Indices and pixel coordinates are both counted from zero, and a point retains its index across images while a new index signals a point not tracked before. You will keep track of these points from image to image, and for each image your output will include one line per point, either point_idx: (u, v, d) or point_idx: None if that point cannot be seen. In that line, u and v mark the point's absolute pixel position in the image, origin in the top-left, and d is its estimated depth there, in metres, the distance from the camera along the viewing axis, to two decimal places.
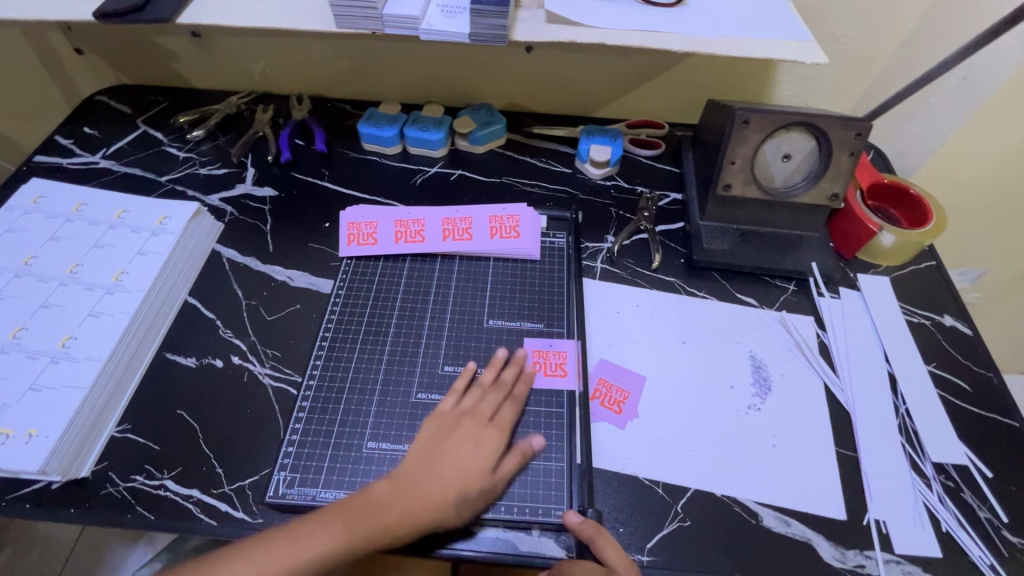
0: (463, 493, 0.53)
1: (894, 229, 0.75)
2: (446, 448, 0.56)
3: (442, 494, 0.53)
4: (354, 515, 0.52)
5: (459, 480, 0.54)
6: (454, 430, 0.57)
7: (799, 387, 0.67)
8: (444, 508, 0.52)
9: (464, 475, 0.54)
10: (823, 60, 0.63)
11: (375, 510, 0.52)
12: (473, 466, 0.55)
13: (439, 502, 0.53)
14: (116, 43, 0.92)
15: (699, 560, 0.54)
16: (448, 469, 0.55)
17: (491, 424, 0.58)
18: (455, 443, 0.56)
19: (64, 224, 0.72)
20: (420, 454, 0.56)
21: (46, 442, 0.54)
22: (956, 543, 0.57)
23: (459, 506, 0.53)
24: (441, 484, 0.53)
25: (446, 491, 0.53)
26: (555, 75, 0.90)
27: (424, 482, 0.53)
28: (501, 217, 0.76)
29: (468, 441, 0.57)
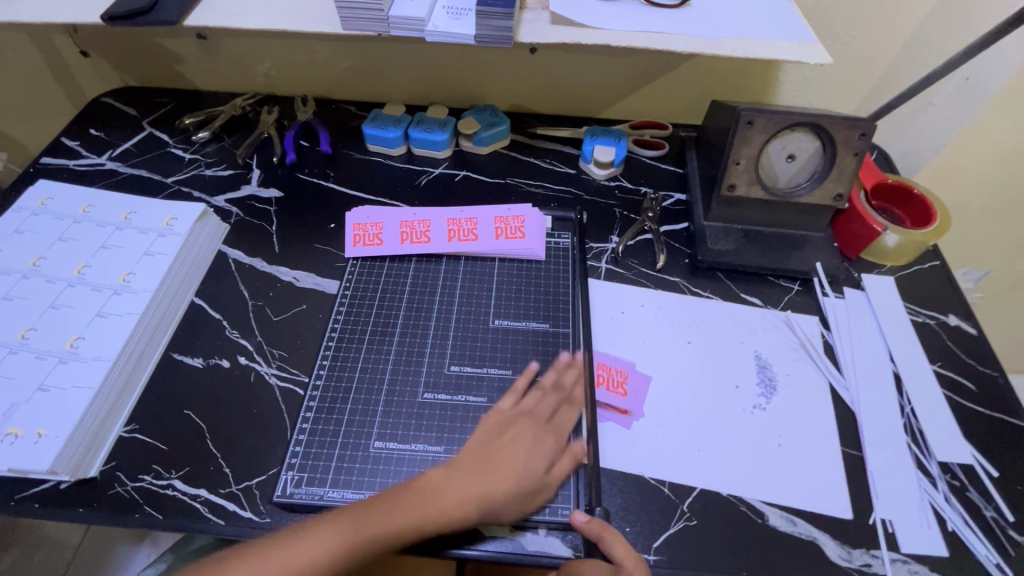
0: (521, 492, 0.54)
1: (899, 229, 0.75)
2: (505, 445, 0.57)
3: (499, 492, 0.54)
4: (412, 503, 0.52)
5: (517, 478, 0.55)
6: (516, 430, 0.58)
7: (804, 387, 0.67)
8: (499, 505, 0.54)
9: (524, 475, 0.55)
10: (827, 61, 0.63)
11: (432, 500, 0.52)
12: (533, 467, 0.56)
13: (495, 499, 0.54)
14: (122, 45, 0.92)
15: (706, 559, 0.55)
16: (509, 467, 0.55)
17: (548, 425, 0.59)
18: (517, 444, 0.57)
19: (70, 225, 0.72)
20: (479, 449, 0.56)
21: (55, 442, 0.54)
22: (962, 542, 0.57)
23: (513, 502, 0.54)
24: (499, 482, 0.54)
25: (505, 487, 0.54)
26: (560, 76, 0.91)
27: (482, 478, 0.54)
28: (506, 218, 0.76)
29: (529, 442, 0.57)
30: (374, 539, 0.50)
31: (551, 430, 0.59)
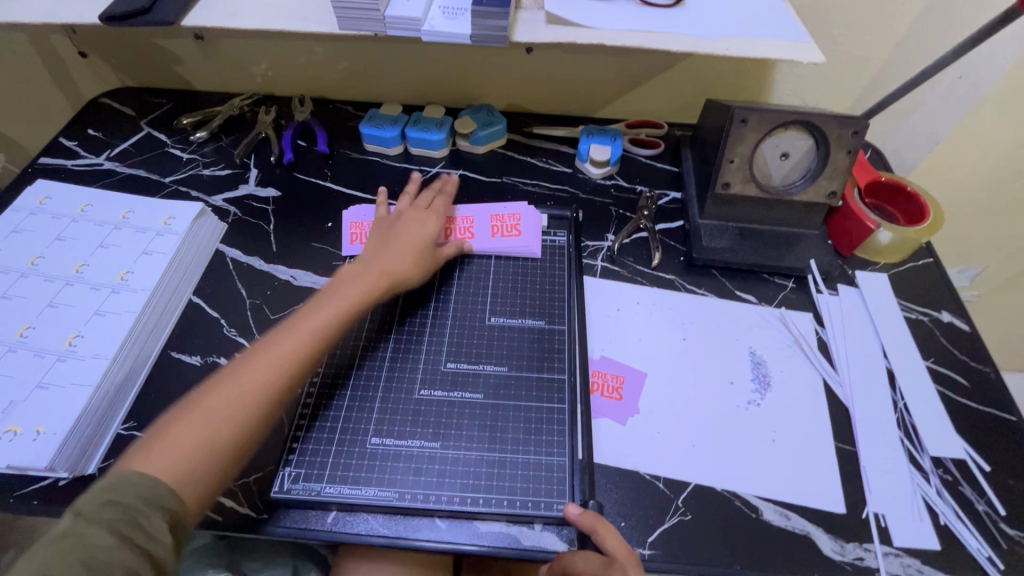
0: (422, 254, 0.68)
1: (892, 227, 0.76)
2: (396, 232, 0.69)
3: (405, 261, 0.66)
4: (334, 297, 0.61)
5: (415, 244, 0.68)
6: (396, 227, 0.70)
7: (798, 383, 0.67)
8: (410, 269, 0.67)
9: (418, 240, 0.69)
10: (819, 60, 0.63)
11: (354, 284, 0.63)
12: (422, 235, 0.69)
13: (404, 262, 0.66)
14: (120, 46, 0.93)
15: (700, 553, 0.55)
16: (403, 241, 0.68)
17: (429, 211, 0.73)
18: (402, 231, 0.69)
19: (69, 225, 0.72)
20: (380, 249, 0.67)
21: (54, 439, 0.55)
22: (954, 535, 0.58)
23: (419, 262, 0.68)
24: (402, 254, 0.67)
25: (407, 253, 0.67)
26: (556, 76, 0.91)
27: (387, 258, 0.66)
28: (501, 216, 0.77)
29: (411, 223, 0.70)
30: (312, 323, 0.58)
31: (428, 214, 0.72)
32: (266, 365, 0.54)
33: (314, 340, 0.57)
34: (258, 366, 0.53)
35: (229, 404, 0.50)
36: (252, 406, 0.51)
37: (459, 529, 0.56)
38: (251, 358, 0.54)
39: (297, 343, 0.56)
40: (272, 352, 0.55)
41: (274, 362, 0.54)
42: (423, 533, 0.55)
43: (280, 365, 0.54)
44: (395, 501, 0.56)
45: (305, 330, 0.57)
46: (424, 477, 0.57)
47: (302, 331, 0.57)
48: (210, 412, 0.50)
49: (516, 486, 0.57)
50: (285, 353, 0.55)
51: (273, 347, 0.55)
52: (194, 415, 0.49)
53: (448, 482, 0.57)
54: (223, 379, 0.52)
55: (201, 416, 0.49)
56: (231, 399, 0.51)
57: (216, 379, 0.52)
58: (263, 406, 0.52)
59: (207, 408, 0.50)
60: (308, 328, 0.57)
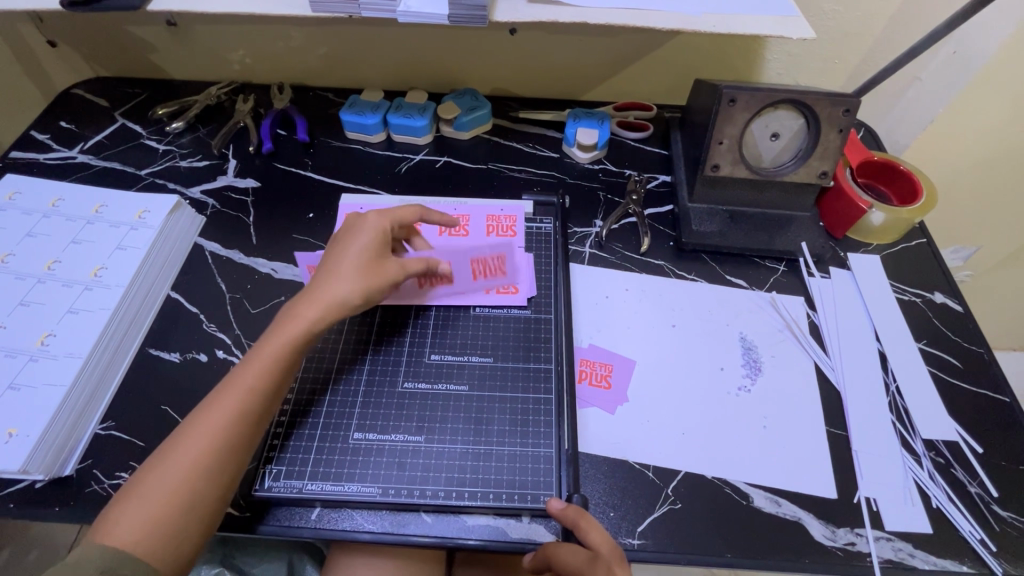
0: (359, 272, 0.58)
1: (885, 207, 0.74)
2: (338, 253, 0.60)
3: (346, 284, 0.57)
4: (262, 341, 0.55)
5: (358, 261, 0.59)
6: (341, 241, 0.62)
7: (788, 368, 0.66)
8: (353, 292, 0.57)
9: (360, 258, 0.59)
10: (809, 35, 0.62)
11: (286, 321, 0.55)
12: (366, 248, 0.59)
13: (344, 285, 0.57)
14: (91, 35, 0.90)
15: (690, 541, 0.54)
16: (346, 259, 0.59)
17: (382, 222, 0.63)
18: (345, 247, 0.60)
19: (40, 220, 0.71)
20: (320, 273, 0.59)
21: (26, 441, 0.53)
22: (946, 518, 0.57)
23: (367, 280, 0.58)
24: (342, 277, 0.57)
25: (347, 275, 0.58)
26: (541, 57, 0.89)
27: (325, 283, 0.57)
28: (485, 257, 0.70)
29: (356, 234, 0.61)
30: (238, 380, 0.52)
31: (371, 218, 0.62)
32: (200, 438, 0.49)
33: (250, 400, 0.52)
34: (191, 440, 0.49)
35: (170, 486, 0.47)
36: (192, 483, 0.48)
37: (446, 524, 0.55)
38: (186, 432, 0.50)
39: (230, 406, 0.51)
40: (203, 423, 0.50)
41: (207, 432, 0.50)
42: (411, 527, 0.55)
43: (213, 436, 0.50)
44: (380, 496, 0.55)
45: (238, 391, 0.52)
46: (409, 472, 0.56)
47: (235, 390, 0.52)
48: (151, 497, 0.47)
49: (501, 479, 0.56)
50: (210, 418, 0.50)
51: (206, 416, 0.51)
52: (137, 499, 0.47)
53: (433, 476, 0.56)
54: (161, 458, 0.49)
55: (145, 499, 0.47)
56: (170, 481, 0.48)
57: (156, 458, 0.49)
58: (202, 481, 0.48)
59: (149, 490, 0.47)
60: (240, 388, 0.52)
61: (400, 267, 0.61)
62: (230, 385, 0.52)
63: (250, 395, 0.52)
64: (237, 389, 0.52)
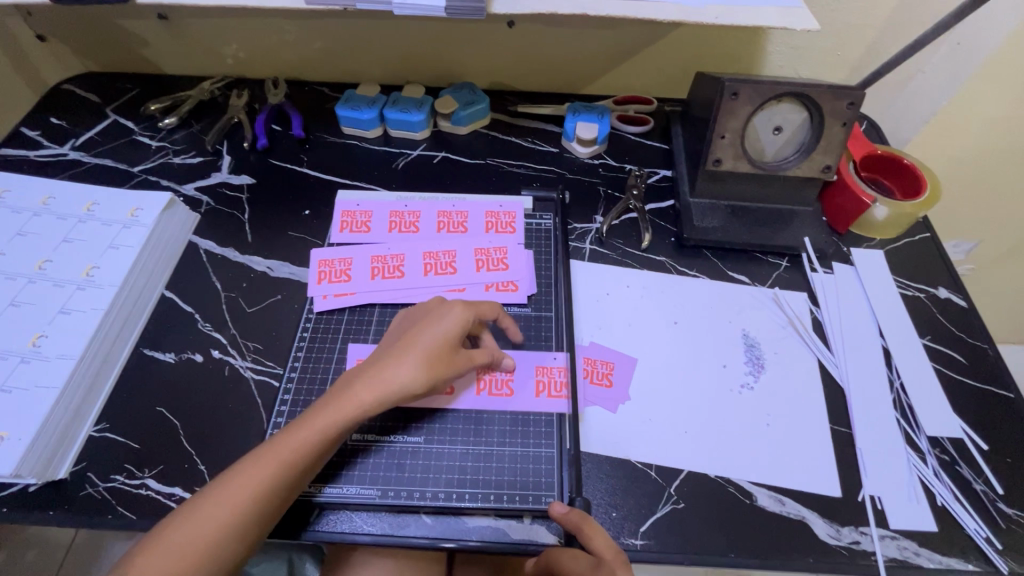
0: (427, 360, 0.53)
1: (889, 201, 0.73)
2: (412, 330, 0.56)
3: (408, 370, 0.53)
4: (318, 413, 0.51)
5: (428, 350, 0.54)
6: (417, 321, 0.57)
7: (792, 365, 0.66)
8: (412, 383, 0.52)
9: (432, 344, 0.54)
10: (812, 26, 0.61)
11: (342, 402, 0.52)
12: (442, 334, 0.55)
13: (406, 372, 0.52)
14: (80, 29, 0.88)
15: (694, 542, 0.54)
16: (420, 344, 0.54)
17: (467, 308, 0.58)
18: (419, 327, 0.56)
19: (30, 219, 0.69)
20: (388, 351, 0.55)
21: (19, 445, 0.53)
22: (951, 516, 0.56)
23: (434, 371, 0.53)
24: (407, 361, 0.53)
25: (415, 360, 0.53)
26: (540, 50, 0.88)
27: (390, 365, 0.53)
28: (550, 369, 0.62)
29: (437, 317, 0.56)
30: (285, 449, 0.49)
31: (459, 305, 0.57)
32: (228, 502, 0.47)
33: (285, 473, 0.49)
34: (219, 504, 0.47)
35: (193, 547, 0.45)
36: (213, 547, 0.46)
37: (445, 525, 0.54)
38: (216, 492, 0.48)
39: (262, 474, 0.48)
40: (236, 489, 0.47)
41: (237, 498, 0.47)
42: (411, 529, 0.54)
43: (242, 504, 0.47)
44: (379, 498, 0.54)
45: (275, 459, 0.49)
46: (409, 474, 0.55)
47: (273, 459, 0.49)
48: (170, 555, 0.45)
49: (502, 480, 0.56)
50: (247, 487, 0.48)
51: (245, 480, 0.48)
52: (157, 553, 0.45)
53: (433, 478, 0.55)
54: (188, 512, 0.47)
55: (166, 555, 0.45)
56: (193, 541, 0.46)
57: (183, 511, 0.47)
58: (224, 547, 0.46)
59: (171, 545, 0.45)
60: (285, 459, 0.49)
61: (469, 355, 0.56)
62: (269, 451, 0.49)
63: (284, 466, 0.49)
64: (274, 459, 0.49)
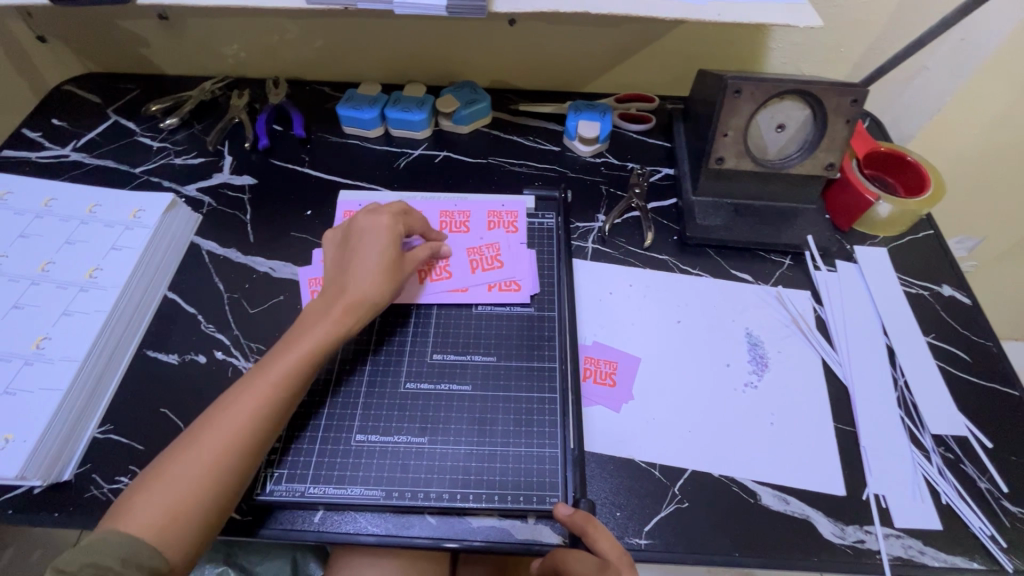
0: (381, 273, 0.59)
1: (892, 199, 0.73)
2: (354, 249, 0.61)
3: (367, 283, 0.58)
4: (290, 336, 0.56)
5: (378, 262, 0.59)
6: (352, 244, 0.61)
7: (795, 363, 0.66)
8: (375, 293, 0.58)
9: (380, 256, 0.60)
10: (816, 24, 0.60)
11: (315, 323, 0.56)
12: (385, 248, 0.60)
13: (366, 285, 0.58)
14: (81, 29, 0.88)
15: (698, 541, 0.54)
16: (367, 260, 0.60)
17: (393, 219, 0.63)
18: (362, 245, 0.61)
19: (33, 221, 0.69)
20: (337, 276, 0.60)
21: (24, 446, 0.53)
22: (956, 514, 0.56)
23: (390, 280, 0.60)
24: (364, 276, 0.59)
25: (371, 275, 0.59)
26: (542, 49, 0.87)
27: (347, 284, 0.58)
28: (478, 249, 0.71)
29: (371, 233, 0.61)
30: (266, 373, 0.53)
31: (386, 217, 0.62)
32: (225, 426, 0.49)
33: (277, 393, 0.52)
34: (217, 430, 0.49)
35: (195, 475, 0.47)
36: (219, 473, 0.48)
37: (450, 525, 0.54)
38: (213, 423, 0.50)
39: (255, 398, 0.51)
40: (230, 417, 0.50)
41: (237, 423, 0.50)
42: (415, 529, 0.54)
43: (239, 426, 0.49)
44: (384, 499, 0.54)
45: (263, 383, 0.52)
46: (413, 474, 0.55)
47: (264, 379, 0.52)
48: (175, 485, 0.47)
49: (506, 481, 0.55)
50: (239, 413, 0.50)
51: (233, 407, 0.50)
52: (160, 486, 0.47)
53: (436, 479, 0.55)
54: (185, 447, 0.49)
55: (168, 487, 0.47)
56: (192, 471, 0.47)
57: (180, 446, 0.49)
58: (229, 472, 0.48)
59: (174, 476, 0.47)
60: (267, 380, 0.52)
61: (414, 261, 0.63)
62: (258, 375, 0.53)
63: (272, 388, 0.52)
64: (264, 385, 0.52)
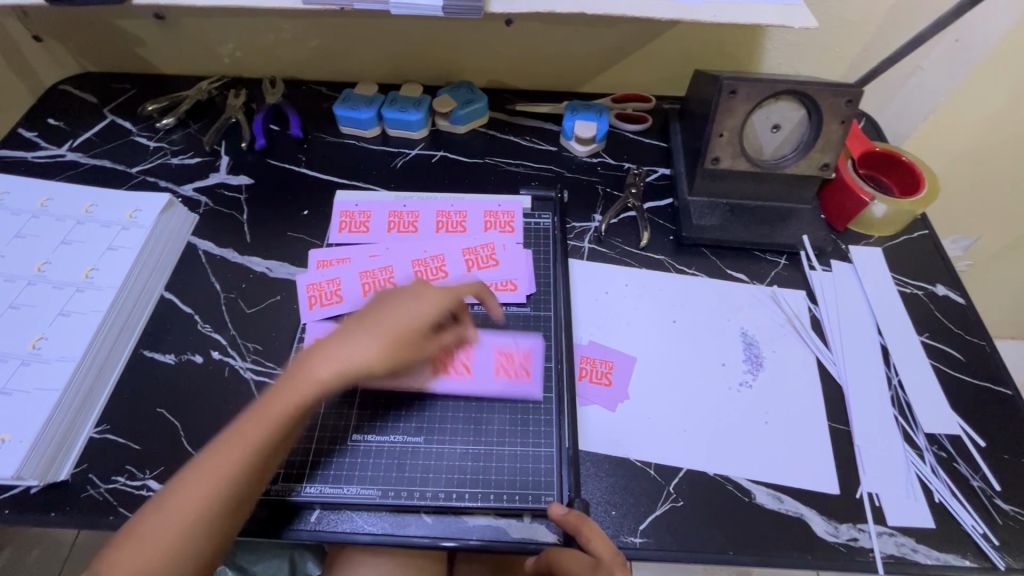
0: (395, 342, 0.51)
1: (887, 199, 0.73)
2: (381, 307, 0.54)
3: (364, 344, 0.50)
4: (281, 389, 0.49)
5: (395, 329, 0.52)
6: (381, 301, 0.54)
7: (790, 363, 0.66)
8: (375, 361, 0.50)
9: (400, 323, 0.52)
10: (812, 24, 0.60)
11: (302, 380, 0.49)
12: (411, 317, 0.53)
13: (370, 350, 0.50)
14: (77, 29, 0.88)
15: (692, 539, 0.54)
16: (385, 321, 0.52)
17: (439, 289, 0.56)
18: (389, 306, 0.54)
19: (29, 221, 0.69)
20: (345, 326, 0.52)
21: (20, 447, 0.53)
22: (948, 512, 0.57)
23: (392, 351, 0.51)
24: (366, 334, 0.51)
25: (376, 339, 0.51)
26: (538, 48, 0.87)
27: (342, 341, 0.51)
28: (474, 248, 0.71)
29: (409, 297, 0.55)
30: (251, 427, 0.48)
31: (431, 288, 0.56)
32: (192, 485, 0.45)
33: (247, 450, 0.47)
34: (183, 489, 0.45)
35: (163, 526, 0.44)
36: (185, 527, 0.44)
37: (446, 525, 0.54)
38: (181, 481, 0.46)
39: (225, 454, 0.46)
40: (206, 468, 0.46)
41: (210, 476, 0.46)
42: (412, 529, 0.54)
43: (206, 485, 0.45)
44: (380, 498, 0.54)
45: (244, 437, 0.47)
46: (408, 474, 0.56)
47: (236, 435, 0.47)
48: (145, 534, 0.44)
49: (501, 480, 0.56)
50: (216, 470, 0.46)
51: (212, 458, 0.46)
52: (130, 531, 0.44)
53: (432, 478, 0.55)
54: (156, 503, 0.45)
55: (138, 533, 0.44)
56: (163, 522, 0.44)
57: (152, 501, 0.46)
58: (194, 536, 0.44)
59: (140, 536, 0.44)
60: (250, 436, 0.47)
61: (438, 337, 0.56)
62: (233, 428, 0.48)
63: (242, 443, 0.47)
64: (234, 442, 0.47)
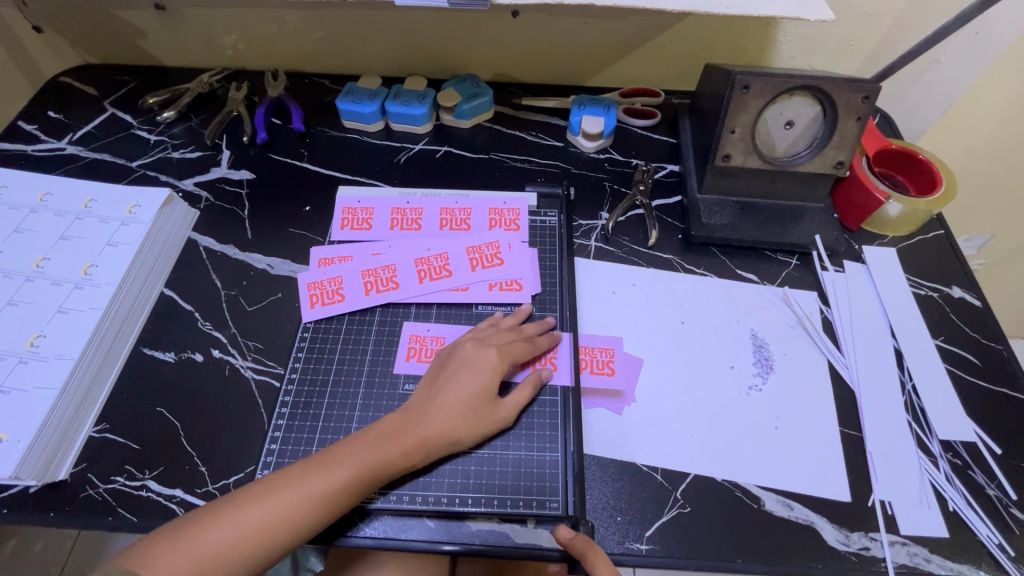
0: (472, 413, 0.54)
1: (903, 198, 0.71)
2: (450, 373, 0.56)
3: (450, 421, 0.54)
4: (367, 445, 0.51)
5: (470, 401, 0.55)
6: (451, 369, 0.57)
7: (800, 366, 0.64)
8: (457, 432, 0.53)
9: (473, 394, 0.55)
10: (827, 16, 0.59)
11: (387, 441, 0.52)
12: (481, 388, 0.55)
13: (451, 421, 0.53)
14: (77, 20, 0.87)
15: (699, 546, 0.53)
16: (457, 392, 0.55)
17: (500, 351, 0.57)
18: (460, 375, 0.56)
19: (28, 216, 0.68)
20: (421, 398, 0.55)
21: (17, 447, 0.52)
22: (963, 522, 0.55)
23: (473, 423, 0.54)
24: (446, 410, 0.54)
25: (455, 411, 0.54)
26: (546, 40, 0.85)
27: (425, 416, 0.53)
28: (478, 247, 0.69)
29: (468, 364, 0.57)
30: (331, 470, 0.49)
31: (491, 351, 0.57)
32: (265, 521, 0.47)
33: (325, 506, 0.48)
34: (257, 518, 0.46)
35: (228, 540, 0.46)
36: (251, 548, 0.46)
37: (448, 529, 0.54)
38: (254, 503, 0.47)
39: (303, 496, 0.48)
40: (284, 499, 0.47)
41: (283, 508, 0.47)
42: (413, 533, 0.53)
43: (283, 522, 0.47)
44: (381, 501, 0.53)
45: (324, 481, 0.49)
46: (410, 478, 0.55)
47: (318, 484, 0.48)
48: (209, 542, 0.45)
49: (505, 485, 0.55)
50: (291, 504, 0.47)
51: (288, 492, 0.48)
52: (196, 535, 0.45)
53: (435, 482, 0.54)
54: (227, 514, 0.47)
55: (203, 540, 0.45)
56: (230, 537, 0.46)
57: (223, 509, 0.47)
58: (258, 560, 0.47)
59: (200, 548, 0.45)
60: (327, 477, 0.49)
61: (510, 397, 0.57)
62: (314, 476, 0.49)
63: (323, 496, 0.48)
64: (314, 483, 0.48)
